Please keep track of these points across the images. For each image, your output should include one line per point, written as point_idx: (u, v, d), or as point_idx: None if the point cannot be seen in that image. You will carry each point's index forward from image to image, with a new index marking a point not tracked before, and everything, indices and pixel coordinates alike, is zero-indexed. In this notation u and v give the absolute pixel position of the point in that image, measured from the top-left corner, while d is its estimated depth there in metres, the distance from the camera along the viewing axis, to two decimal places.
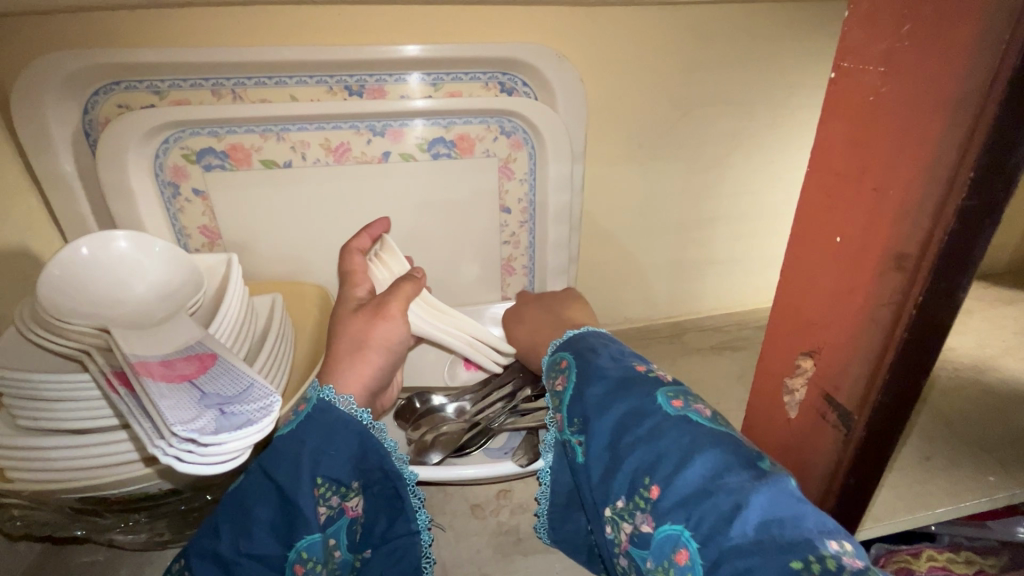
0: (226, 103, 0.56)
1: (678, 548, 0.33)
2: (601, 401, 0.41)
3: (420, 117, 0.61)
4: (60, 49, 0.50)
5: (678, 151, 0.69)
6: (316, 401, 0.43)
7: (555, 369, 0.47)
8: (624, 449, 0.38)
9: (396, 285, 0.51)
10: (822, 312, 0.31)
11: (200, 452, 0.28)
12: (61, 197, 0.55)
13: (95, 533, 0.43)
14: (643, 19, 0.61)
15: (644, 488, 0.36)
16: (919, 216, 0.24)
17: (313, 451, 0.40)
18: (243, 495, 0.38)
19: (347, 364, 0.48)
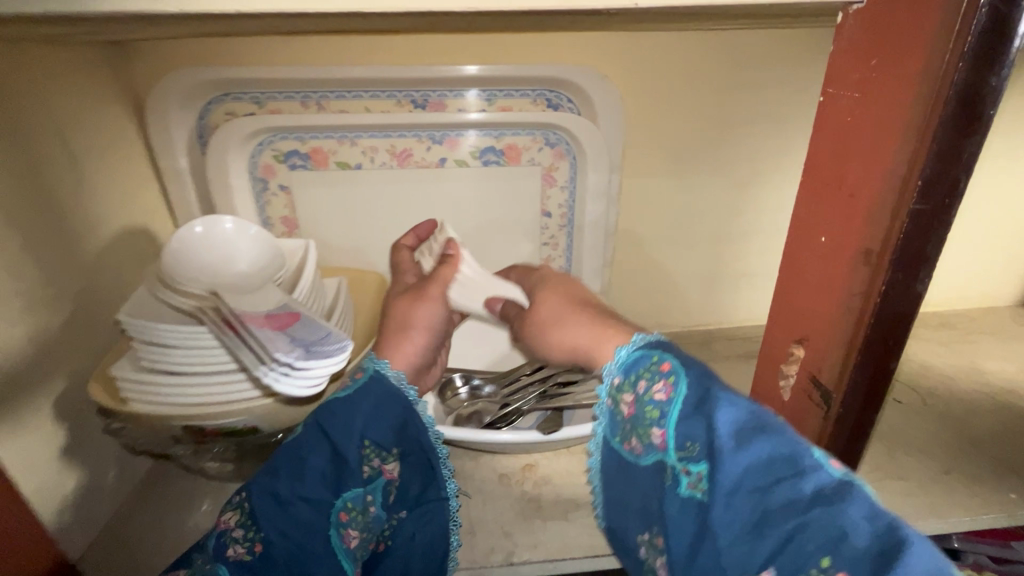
0: (312, 113, 0.65)
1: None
2: (737, 436, 0.32)
3: (475, 129, 0.69)
4: (187, 66, 0.62)
5: (713, 166, 0.73)
6: (371, 372, 0.48)
7: (644, 369, 0.37)
8: (783, 512, 0.29)
9: (436, 270, 0.58)
10: (809, 301, 0.35)
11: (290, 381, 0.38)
12: (176, 186, 0.67)
13: (194, 457, 0.55)
14: (682, 43, 0.66)
15: (823, 573, 0.27)
16: (882, 217, 0.29)
17: (365, 418, 0.46)
18: (299, 446, 0.43)
19: (396, 339, 0.55)
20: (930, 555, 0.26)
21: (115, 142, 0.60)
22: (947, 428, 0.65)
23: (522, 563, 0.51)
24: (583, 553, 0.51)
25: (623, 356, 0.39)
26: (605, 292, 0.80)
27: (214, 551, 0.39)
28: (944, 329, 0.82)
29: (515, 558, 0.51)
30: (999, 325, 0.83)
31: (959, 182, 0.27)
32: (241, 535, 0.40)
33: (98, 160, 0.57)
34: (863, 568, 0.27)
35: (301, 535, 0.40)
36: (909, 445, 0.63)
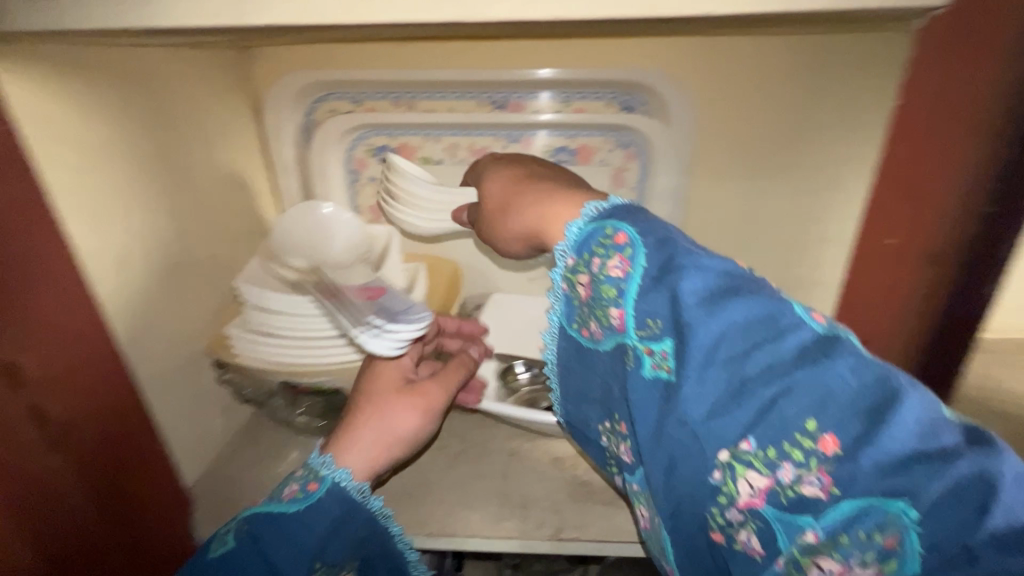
0: (403, 112, 0.72)
1: (870, 521, 0.28)
2: (709, 307, 0.35)
3: (548, 129, 0.73)
4: (299, 69, 0.70)
5: (790, 171, 0.71)
6: (328, 485, 0.45)
7: (599, 245, 0.41)
8: (758, 379, 0.32)
9: (449, 364, 0.54)
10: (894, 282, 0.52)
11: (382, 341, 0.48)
12: (284, 174, 0.76)
13: (286, 409, 0.62)
14: (764, 47, 0.65)
15: (808, 436, 0.30)
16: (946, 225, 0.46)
17: (314, 532, 0.44)
18: (237, 565, 0.42)
19: (364, 436, 0.47)
20: (917, 409, 0.30)
21: (239, 135, 0.69)
22: None
23: (569, 540, 0.54)
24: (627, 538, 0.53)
25: (573, 233, 0.42)
26: None
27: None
28: None
29: (563, 534, 0.54)
30: None
31: None
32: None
33: (226, 151, 0.66)
34: (853, 426, 0.30)
35: None
36: None
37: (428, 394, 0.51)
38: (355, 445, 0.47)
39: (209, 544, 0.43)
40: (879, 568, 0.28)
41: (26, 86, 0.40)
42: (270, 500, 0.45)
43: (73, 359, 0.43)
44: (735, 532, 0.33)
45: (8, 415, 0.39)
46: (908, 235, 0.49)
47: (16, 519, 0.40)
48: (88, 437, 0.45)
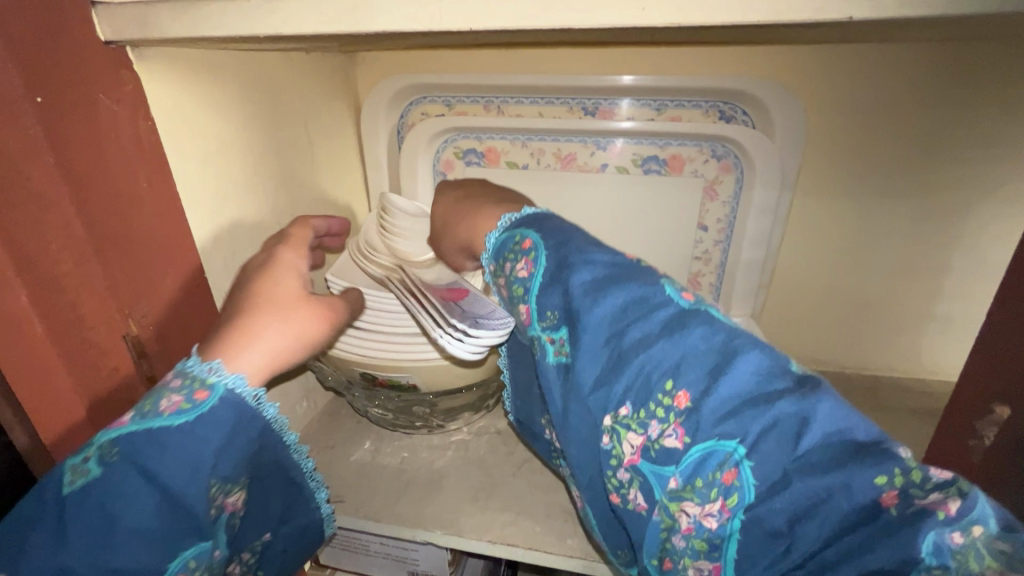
0: (492, 116, 0.72)
1: (715, 464, 0.30)
2: (588, 287, 0.36)
3: (624, 137, 0.71)
4: (399, 74, 0.73)
5: (910, 192, 0.64)
6: (220, 391, 0.37)
7: (510, 251, 0.42)
8: (633, 349, 0.33)
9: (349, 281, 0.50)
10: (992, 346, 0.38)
11: (476, 337, 0.48)
12: (374, 174, 0.79)
13: (363, 402, 0.64)
14: (889, 55, 0.60)
15: (667, 395, 0.32)
16: None
17: (208, 446, 0.36)
18: (110, 491, 0.33)
19: (261, 341, 0.40)
20: (756, 361, 0.31)
21: (338, 134, 0.73)
22: None
23: None
24: None
25: (493, 243, 0.44)
26: (756, 316, 0.76)
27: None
28: None
29: None
30: None
31: None
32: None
33: (326, 149, 0.70)
34: (700, 383, 0.31)
35: None
36: None
37: (332, 309, 0.46)
38: (241, 349, 0.39)
39: (62, 474, 0.34)
40: (725, 502, 0.29)
41: (168, 87, 0.44)
42: (143, 419, 0.35)
43: (190, 341, 0.47)
44: (626, 492, 0.34)
45: (131, 382, 0.43)
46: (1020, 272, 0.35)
47: None
48: None
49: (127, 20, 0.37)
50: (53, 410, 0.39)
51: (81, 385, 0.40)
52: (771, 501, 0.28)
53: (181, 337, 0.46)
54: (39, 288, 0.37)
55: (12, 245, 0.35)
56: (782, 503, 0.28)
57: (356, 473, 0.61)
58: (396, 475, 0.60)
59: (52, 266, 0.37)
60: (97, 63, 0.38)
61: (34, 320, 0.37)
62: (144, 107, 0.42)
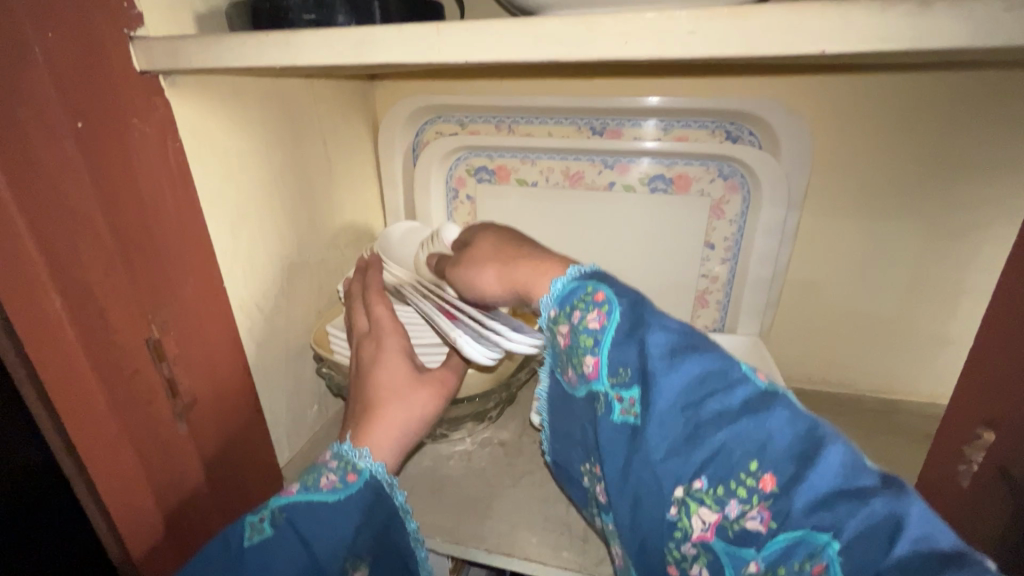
0: (503, 135, 0.75)
1: (801, 553, 0.29)
2: (665, 353, 0.35)
3: (649, 156, 0.72)
4: (414, 95, 0.77)
5: (919, 214, 0.64)
6: (367, 476, 0.45)
7: (579, 299, 0.40)
8: (713, 424, 0.32)
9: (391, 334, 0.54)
10: (998, 380, 0.37)
11: (513, 341, 0.51)
12: (390, 190, 0.82)
13: None
14: (896, 78, 0.60)
15: (751, 475, 0.31)
16: None
17: (350, 521, 0.43)
18: (270, 548, 0.40)
19: (386, 416, 0.49)
20: (844, 453, 0.30)
21: (356, 152, 0.76)
22: None
23: None
24: None
25: (557, 288, 0.42)
26: (764, 335, 0.76)
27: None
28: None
29: None
30: None
31: None
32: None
33: (344, 167, 0.73)
34: (787, 469, 0.30)
35: None
36: None
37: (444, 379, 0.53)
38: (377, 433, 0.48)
39: (243, 528, 0.40)
40: None
41: (195, 111, 0.48)
42: (306, 490, 0.43)
43: (208, 341, 0.51)
44: (687, 567, 0.33)
45: (152, 383, 0.46)
46: None
47: (147, 468, 0.47)
48: (208, 409, 0.52)
49: (158, 51, 0.41)
50: (82, 412, 0.41)
51: (108, 387, 0.43)
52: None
53: (201, 338, 0.50)
54: (70, 294, 0.40)
55: (49, 256, 0.38)
56: None
57: None
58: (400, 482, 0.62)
59: (82, 274, 0.40)
60: (132, 89, 0.42)
61: (67, 326, 0.40)
62: (172, 129, 0.45)
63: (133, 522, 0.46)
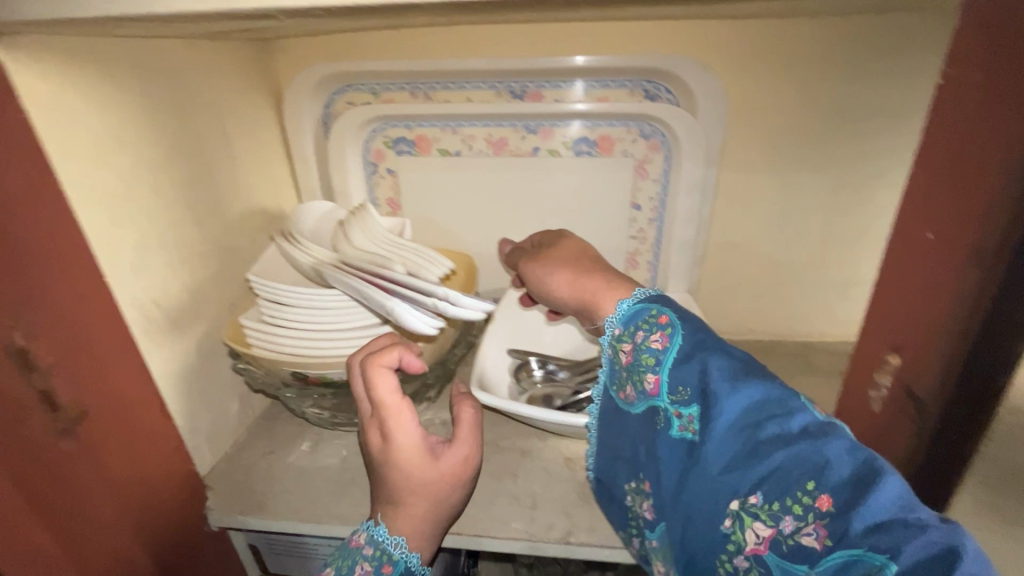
0: (420, 103, 0.71)
1: (857, 575, 0.29)
2: (728, 378, 0.37)
3: (580, 119, 0.70)
4: (318, 62, 0.70)
5: (826, 164, 0.67)
6: (402, 567, 0.45)
7: (644, 321, 0.43)
8: (771, 444, 0.34)
9: (401, 413, 0.46)
10: (919, 298, 0.32)
11: (461, 304, 0.44)
12: (302, 167, 0.76)
13: (297, 401, 0.61)
14: (800, 30, 0.61)
15: (807, 494, 0.32)
16: (987, 222, 0.27)
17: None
18: None
19: (412, 505, 0.46)
20: (900, 486, 0.30)
21: (259, 127, 0.69)
22: None
23: (578, 544, 0.52)
24: None
25: (623, 311, 0.45)
26: (693, 290, 0.78)
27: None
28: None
29: (572, 538, 0.52)
30: None
31: None
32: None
33: (245, 143, 0.66)
34: (844, 493, 0.31)
35: None
36: None
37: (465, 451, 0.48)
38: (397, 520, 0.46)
39: None
40: None
41: (41, 76, 0.40)
42: None
43: (88, 344, 0.44)
44: None
45: (19, 396, 0.40)
46: (955, 216, 0.29)
47: (34, 499, 0.41)
48: (103, 423, 0.46)
49: None
50: None
51: None
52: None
53: (79, 340, 0.43)
54: None
55: None
56: None
57: (296, 477, 0.60)
58: (339, 474, 0.59)
59: None
60: None
61: None
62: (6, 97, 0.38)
63: (28, 555, 0.41)
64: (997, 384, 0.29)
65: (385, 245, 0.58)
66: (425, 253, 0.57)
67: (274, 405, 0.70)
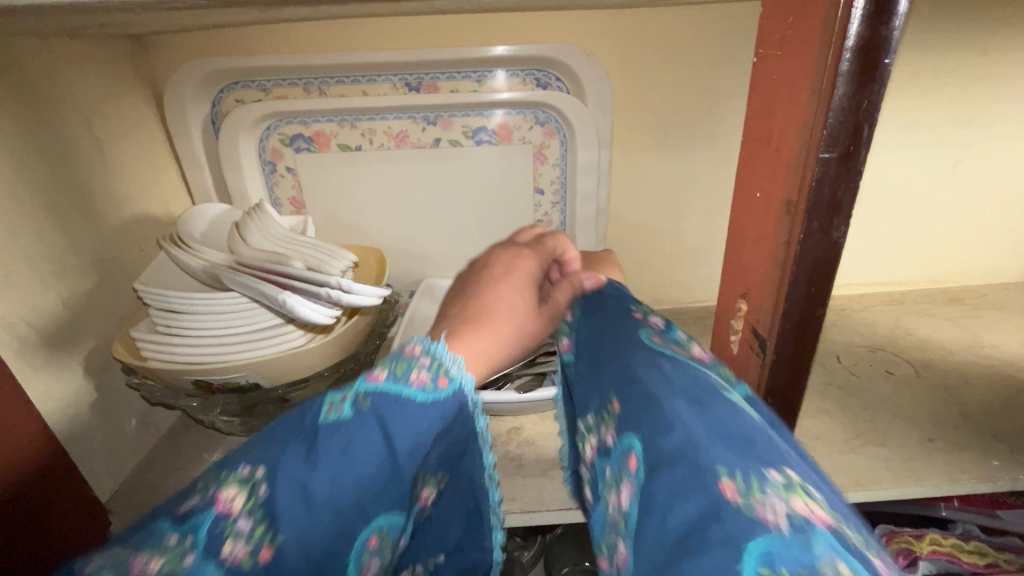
0: (314, 99, 0.70)
1: (625, 455, 0.34)
2: (587, 327, 0.43)
3: (505, 107, 0.72)
4: (199, 58, 0.67)
5: (706, 143, 0.74)
6: (456, 384, 0.41)
7: (558, 311, 0.51)
8: (598, 370, 0.39)
9: (545, 251, 0.56)
10: (753, 251, 0.37)
11: (356, 292, 0.45)
12: (192, 169, 0.72)
13: (203, 411, 0.58)
14: (670, 20, 0.67)
15: (608, 401, 0.37)
16: (791, 181, 0.31)
17: (435, 428, 0.40)
18: (344, 432, 0.36)
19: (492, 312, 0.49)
20: (675, 372, 0.35)
21: (137, 129, 0.65)
22: (936, 399, 0.66)
23: (500, 513, 0.54)
24: (559, 506, 0.55)
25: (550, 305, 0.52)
26: None
27: (207, 542, 0.31)
28: (950, 305, 0.84)
29: None
30: (1008, 300, 0.84)
31: (862, 133, 0.28)
32: (248, 525, 0.32)
33: (122, 147, 0.62)
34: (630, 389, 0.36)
35: (333, 545, 0.34)
36: (893, 414, 0.64)
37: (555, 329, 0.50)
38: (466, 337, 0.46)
39: (321, 407, 0.36)
40: (626, 486, 0.33)
41: None
42: (394, 381, 0.39)
43: None
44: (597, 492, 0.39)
45: None
46: (773, 179, 0.33)
47: None
48: None
49: None
50: None
51: None
52: (646, 492, 0.31)
53: None
54: None
55: None
56: (653, 488, 0.31)
57: None
58: None
59: None
60: None
61: None
62: None
63: None
64: (813, 322, 0.34)
65: (283, 242, 0.57)
66: (322, 245, 0.57)
67: (183, 419, 0.67)
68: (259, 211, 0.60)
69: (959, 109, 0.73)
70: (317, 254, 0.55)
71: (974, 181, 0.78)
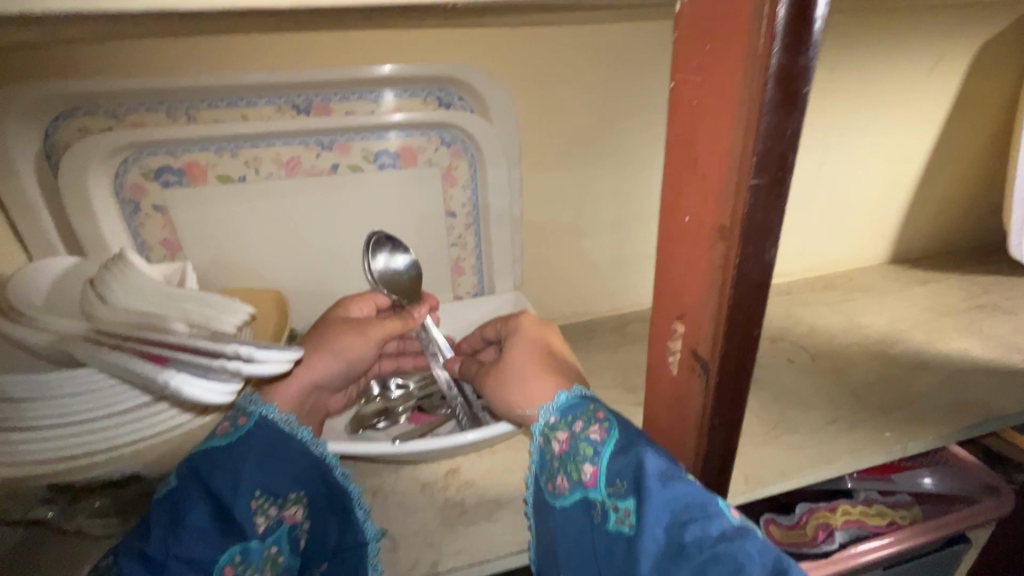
0: (181, 125, 0.60)
1: None
2: (659, 475, 0.38)
3: (397, 130, 0.68)
4: (18, 81, 0.54)
5: (608, 156, 0.75)
6: (255, 417, 0.49)
7: (581, 413, 0.45)
8: (692, 547, 0.36)
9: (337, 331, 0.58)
10: (686, 274, 0.36)
11: (260, 358, 0.38)
12: (25, 215, 0.59)
13: (67, 518, 0.49)
14: (567, 38, 0.67)
15: None
16: (724, 206, 0.31)
17: (249, 459, 0.46)
18: (178, 500, 0.43)
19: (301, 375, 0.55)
20: None
21: None
22: (831, 382, 0.73)
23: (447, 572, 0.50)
24: (509, 551, 0.51)
25: (562, 400, 0.47)
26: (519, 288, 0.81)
27: None
28: (827, 290, 0.94)
29: (441, 566, 0.50)
30: (870, 282, 0.96)
31: (787, 158, 0.28)
32: None
33: None
34: None
35: None
36: (800, 401, 0.70)
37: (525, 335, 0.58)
38: (288, 389, 0.54)
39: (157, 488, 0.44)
40: None
41: None
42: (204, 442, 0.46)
43: None
44: None
45: None
46: (701, 203, 0.33)
47: None
48: None
49: None
50: None
51: None
52: None
53: None
54: None
55: None
56: None
57: None
58: None
59: None
60: None
61: None
62: None
63: None
64: (751, 338, 0.35)
65: (154, 297, 0.47)
66: (209, 298, 0.49)
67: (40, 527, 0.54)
68: (119, 261, 0.49)
69: (819, 119, 0.82)
70: (204, 311, 0.47)
71: (836, 180, 0.88)
